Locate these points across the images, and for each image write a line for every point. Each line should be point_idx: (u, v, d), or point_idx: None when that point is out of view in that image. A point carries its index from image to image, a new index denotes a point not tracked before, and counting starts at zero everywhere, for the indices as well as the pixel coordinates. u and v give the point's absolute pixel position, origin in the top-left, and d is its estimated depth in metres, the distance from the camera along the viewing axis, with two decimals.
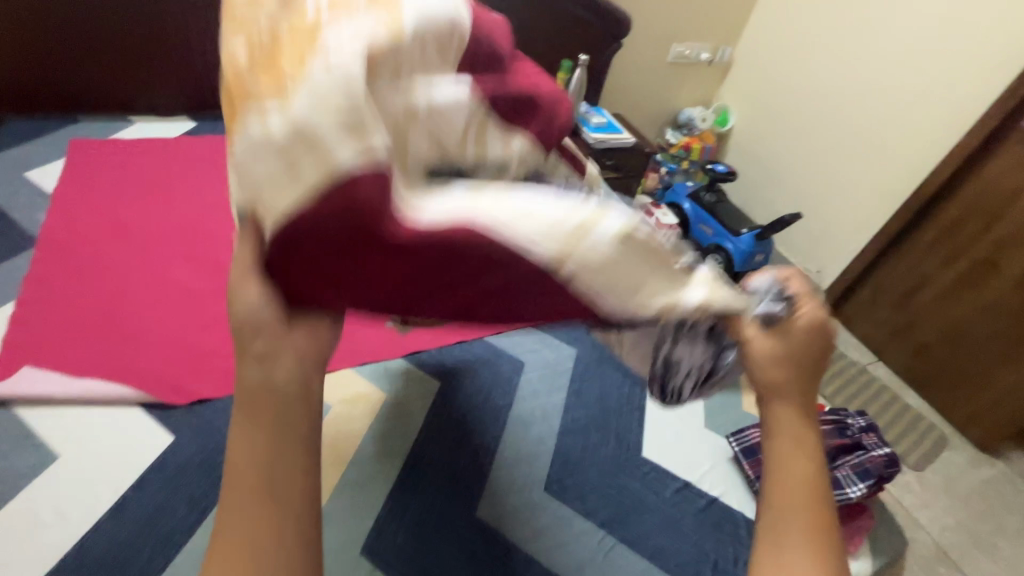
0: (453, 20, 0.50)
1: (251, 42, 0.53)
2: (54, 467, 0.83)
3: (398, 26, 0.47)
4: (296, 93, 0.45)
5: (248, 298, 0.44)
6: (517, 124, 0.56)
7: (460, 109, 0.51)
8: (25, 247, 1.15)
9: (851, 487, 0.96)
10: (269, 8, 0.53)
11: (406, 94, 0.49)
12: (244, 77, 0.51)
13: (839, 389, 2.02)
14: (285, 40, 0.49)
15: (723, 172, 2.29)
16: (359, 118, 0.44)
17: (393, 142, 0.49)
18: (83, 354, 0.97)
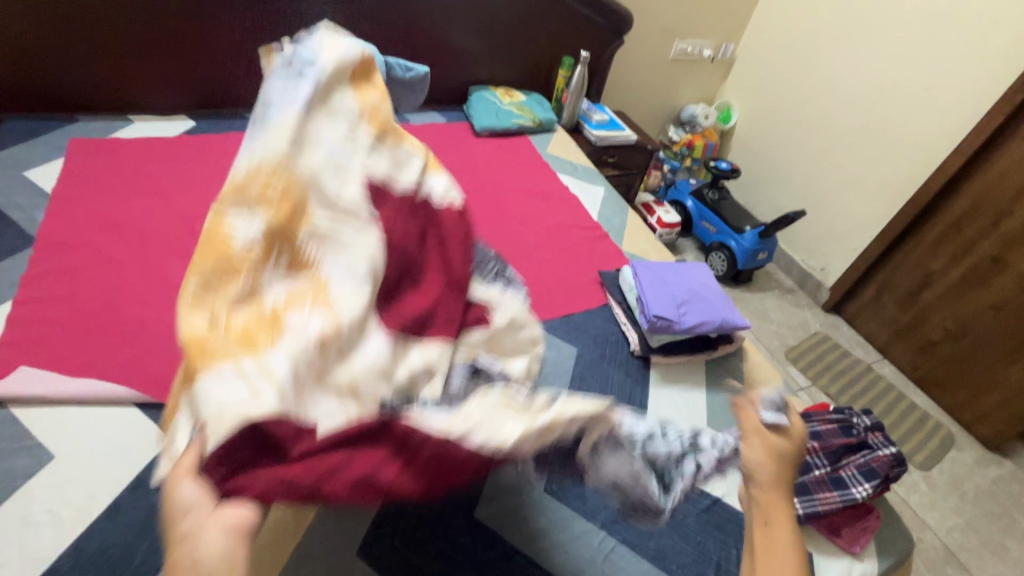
0: (367, 279, 0.76)
1: (207, 316, 0.67)
2: (51, 467, 0.83)
3: (335, 318, 0.69)
4: (264, 355, 0.62)
5: (184, 490, 0.53)
6: (413, 336, 0.78)
7: (379, 352, 0.71)
8: (23, 247, 1.15)
9: (857, 487, 0.94)
10: (228, 290, 0.68)
11: (342, 362, 0.67)
12: (205, 343, 0.63)
13: (843, 388, 2.01)
14: (248, 324, 0.66)
15: (727, 169, 2.26)
16: (303, 379, 0.62)
17: (325, 382, 0.65)
18: (79, 354, 0.97)
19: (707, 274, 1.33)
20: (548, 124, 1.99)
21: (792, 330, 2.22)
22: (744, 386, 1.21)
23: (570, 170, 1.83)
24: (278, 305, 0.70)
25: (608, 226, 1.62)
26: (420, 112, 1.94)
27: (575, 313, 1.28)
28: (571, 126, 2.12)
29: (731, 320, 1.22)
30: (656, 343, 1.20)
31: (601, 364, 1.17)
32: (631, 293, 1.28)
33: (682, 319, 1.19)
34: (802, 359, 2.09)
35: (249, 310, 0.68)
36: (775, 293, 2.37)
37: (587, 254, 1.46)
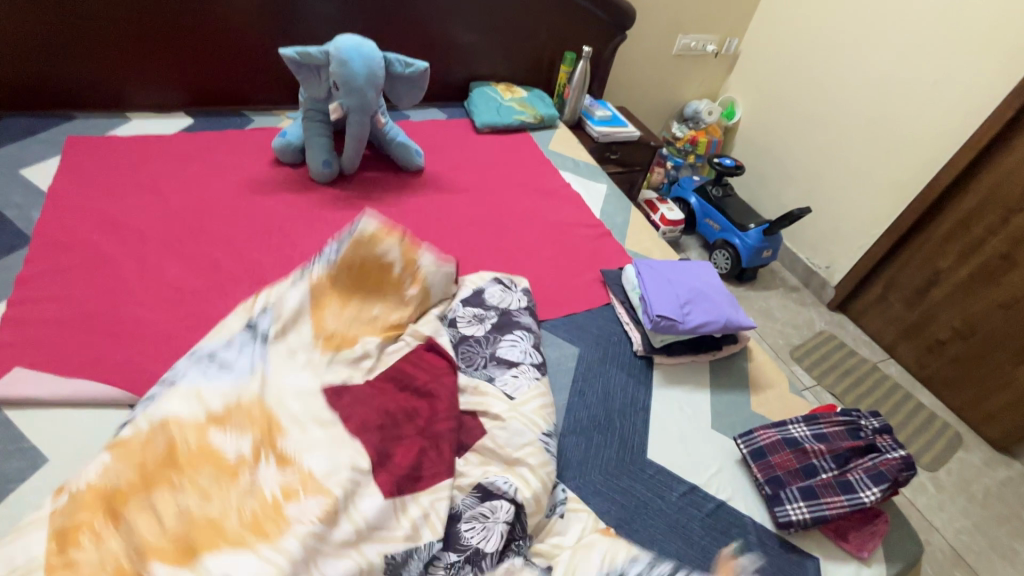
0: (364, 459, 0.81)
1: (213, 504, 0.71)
2: (44, 471, 0.81)
3: (335, 496, 0.74)
4: (282, 539, 0.68)
5: None
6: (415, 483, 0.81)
7: (380, 516, 0.76)
8: (18, 246, 1.13)
9: (865, 492, 0.92)
10: (235, 481, 0.74)
11: (349, 527, 0.73)
12: (214, 524, 0.69)
13: (849, 388, 1.98)
14: (257, 510, 0.72)
15: (731, 166, 2.23)
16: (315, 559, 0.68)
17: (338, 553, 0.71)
18: (73, 355, 0.95)
19: (712, 273, 1.31)
20: (549, 121, 1.96)
21: (797, 329, 2.20)
22: (749, 387, 1.19)
23: (571, 167, 1.80)
24: (266, 492, 0.74)
25: (611, 224, 1.60)
26: (420, 108, 1.92)
27: (577, 312, 1.26)
28: (573, 122, 2.10)
29: (736, 320, 1.20)
30: (659, 342, 1.18)
31: (603, 364, 1.15)
32: (634, 293, 1.26)
33: (686, 318, 1.17)
34: (807, 358, 2.07)
35: (253, 499, 0.73)
36: (780, 292, 2.35)
37: (589, 253, 1.44)
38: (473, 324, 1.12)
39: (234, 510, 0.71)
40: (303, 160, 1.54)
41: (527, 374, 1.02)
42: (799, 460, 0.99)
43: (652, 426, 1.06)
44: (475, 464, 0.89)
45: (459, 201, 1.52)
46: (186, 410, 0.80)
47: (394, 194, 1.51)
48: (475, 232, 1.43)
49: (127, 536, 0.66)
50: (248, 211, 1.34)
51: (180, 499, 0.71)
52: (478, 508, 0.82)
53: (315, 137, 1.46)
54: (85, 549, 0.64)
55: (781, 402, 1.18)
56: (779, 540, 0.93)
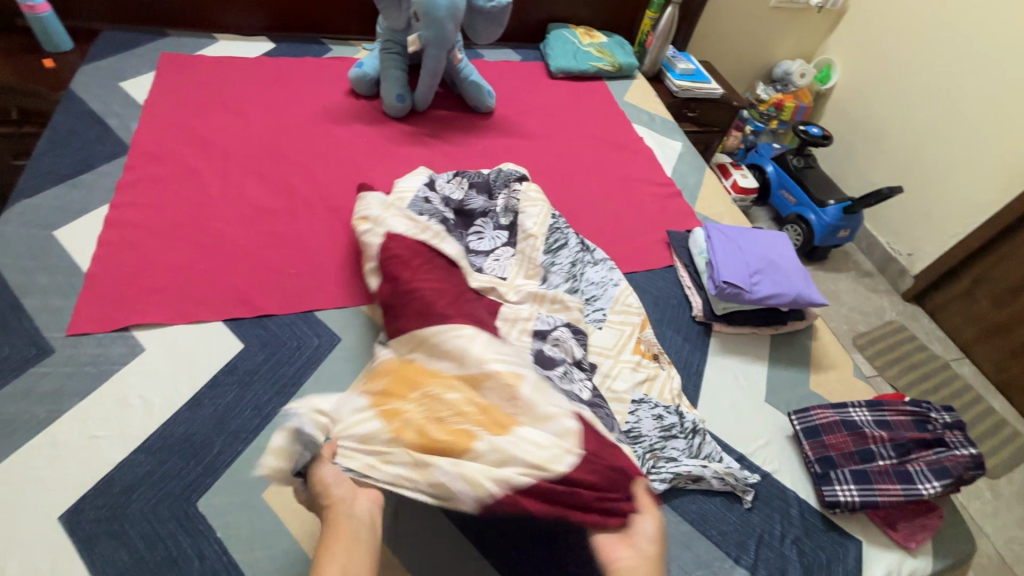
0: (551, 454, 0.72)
1: (477, 409, 0.76)
2: (143, 357, 0.90)
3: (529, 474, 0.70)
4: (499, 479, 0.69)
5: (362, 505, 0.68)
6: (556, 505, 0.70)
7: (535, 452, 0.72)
8: (118, 153, 1.21)
9: (924, 484, 0.90)
10: (530, 451, 0.72)
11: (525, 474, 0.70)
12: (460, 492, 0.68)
13: (914, 381, 1.88)
14: (515, 477, 0.69)
15: (817, 135, 2.06)
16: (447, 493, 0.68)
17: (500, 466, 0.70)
18: (167, 258, 1.03)
19: (787, 243, 1.25)
20: (627, 70, 1.87)
21: (864, 316, 2.08)
22: (810, 364, 1.16)
23: (646, 121, 1.72)
24: (516, 466, 0.70)
25: (682, 183, 1.54)
26: (495, 48, 1.86)
27: (639, 271, 1.24)
28: (652, 74, 1.98)
29: (808, 295, 1.15)
30: (721, 310, 1.15)
31: (660, 326, 1.15)
32: (701, 257, 1.23)
33: (754, 288, 1.13)
34: (871, 347, 1.97)
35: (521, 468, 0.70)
36: (851, 275, 2.21)
37: (656, 213, 1.40)
38: (469, 234, 1.15)
39: (506, 466, 0.70)
40: (377, 92, 1.54)
41: (606, 267, 1.19)
42: (856, 444, 0.96)
43: (704, 393, 1.05)
44: (665, 451, 0.93)
45: (528, 146, 1.50)
46: (492, 393, 0.78)
47: (464, 134, 1.50)
48: (541, 178, 1.41)
49: (441, 399, 0.76)
50: (324, 140, 1.37)
51: (521, 439, 0.72)
52: (673, 457, 0.92)
53: (391, 70, 1.45)
54: (436, 395, 0.77)
55: (842, 386, 1.13)
56: (823, 518, 0.92)
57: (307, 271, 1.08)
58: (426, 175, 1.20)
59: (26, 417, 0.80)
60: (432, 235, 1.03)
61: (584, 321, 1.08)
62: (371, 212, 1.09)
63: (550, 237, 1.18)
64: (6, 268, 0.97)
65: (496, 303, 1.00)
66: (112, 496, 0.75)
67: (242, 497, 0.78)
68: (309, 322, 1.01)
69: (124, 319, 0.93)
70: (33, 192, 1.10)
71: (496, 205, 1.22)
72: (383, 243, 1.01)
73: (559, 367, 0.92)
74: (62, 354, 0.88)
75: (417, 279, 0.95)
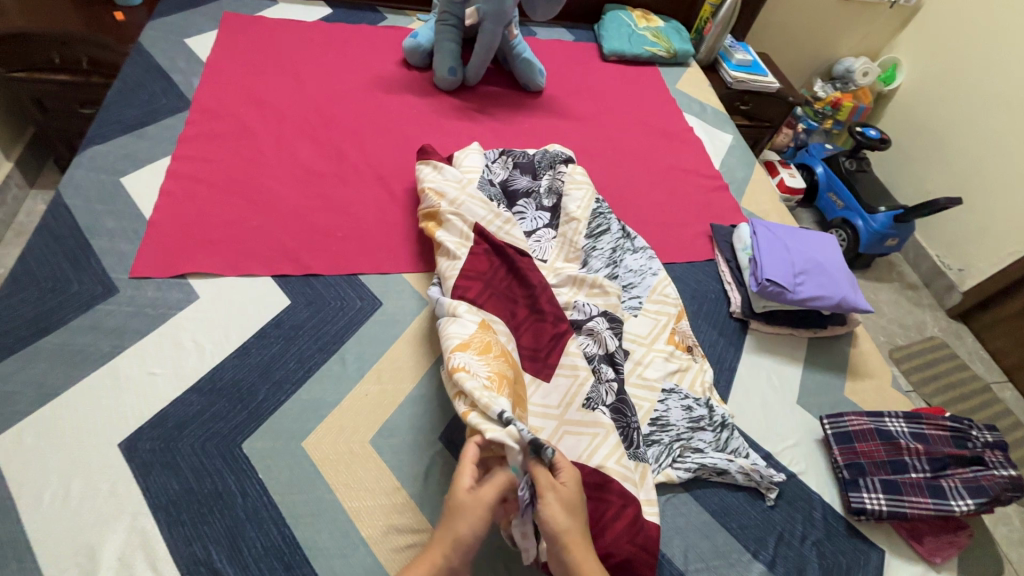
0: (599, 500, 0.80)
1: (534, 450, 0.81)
2: (197, 304, 0.95)
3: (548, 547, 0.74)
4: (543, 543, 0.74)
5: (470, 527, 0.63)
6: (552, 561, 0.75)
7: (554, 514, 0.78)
8: (181, 108, 1.25)
9: (957, 501, 0.89)
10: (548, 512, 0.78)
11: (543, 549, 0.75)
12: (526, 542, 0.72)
13: (952, 399, 1.81)
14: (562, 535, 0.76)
15: (875, 138, 1.97)
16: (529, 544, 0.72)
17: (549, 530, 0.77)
18: (223, 212, 1.07)
19: (835, 246, 1.22)
20: (682, 57, 1.82)
21: (904, 329, 2.01)
22: (846, 371, 1.14)
23: (697, 111, 1.68)
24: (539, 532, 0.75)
25: (730, 177, 1.50)
26: (549, 26, 1.84)
27: (678, 262, 1.23)
28: (707, 63, 1.93)
29: (852, 300, 1.13)
30: (760, 308, 1.14)
31: (696, 319, 1.14)
32: (745, 253, 1.21)
33: (796, 289, 1.11)
34: (908, 361, 1.90)
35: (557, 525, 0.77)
36: (894, 285, 2.14)
37: (701, 205, 1.37)
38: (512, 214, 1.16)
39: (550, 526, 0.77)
40: (429, 64, 1.55)
41: (645, 255, 1.18)
42: (889, 454, 0.96)
43: (736, 387, 1.05)
44: (691, 441, 0.94)
45: (576, 128, 1.49)
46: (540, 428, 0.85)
47: (512, 112, 1.49)
48: (587, 162, 1.40)
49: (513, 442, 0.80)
50: (376, 108, 1.39)
51: None
52: (698, 448, 0.93)
53: (445, 42, 1.45)
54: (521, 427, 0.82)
55: (878, 395, 1.11)
56: (846, 524, 0.91)
57: (353, 236, 1.11)
58: (484, 155, 1.23)
59: (93, 349, 0.86)
60: (504, 222, 1.10)
61: (621, 308, 1.08)
62: (448, 191, 1.09)
63: (593, 222, 1.18)
64: (77, 210, 1.02)
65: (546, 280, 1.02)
66: (166, 430, 0.80)
67: (283, 443, 0.82)
68: (353, 285, 1.04)
69: (183, 267, 0.98)
70: (103, 139, 1.15)
71: (540, 185, 1.23)
72: (474, 233, 1.04)
73: (591, 363, 0.96)
74: (125, 294, 0.93)
75: (528, 269, 1.02)
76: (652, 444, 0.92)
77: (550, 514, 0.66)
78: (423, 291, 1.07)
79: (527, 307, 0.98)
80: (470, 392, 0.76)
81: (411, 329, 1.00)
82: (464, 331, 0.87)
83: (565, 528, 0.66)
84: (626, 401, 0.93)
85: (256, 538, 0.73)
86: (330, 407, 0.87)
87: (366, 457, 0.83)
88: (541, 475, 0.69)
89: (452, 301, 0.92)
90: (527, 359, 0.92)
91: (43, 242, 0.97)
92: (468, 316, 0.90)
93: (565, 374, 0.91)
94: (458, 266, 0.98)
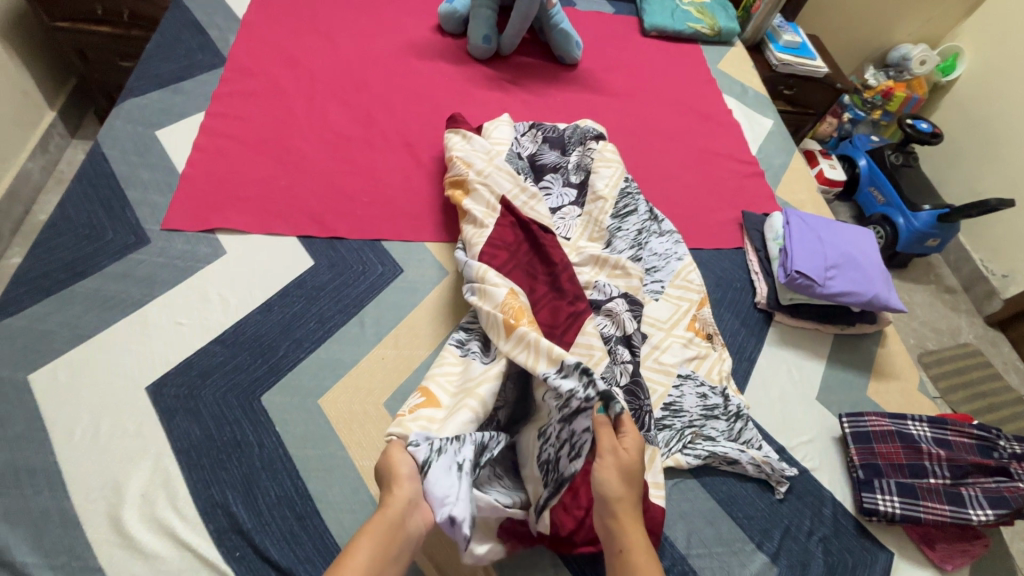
0: None
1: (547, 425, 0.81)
2: (222, 260, 0.97)
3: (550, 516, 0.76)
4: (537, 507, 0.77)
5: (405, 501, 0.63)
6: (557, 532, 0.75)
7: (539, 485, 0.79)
8: (216, 65, 1.26)
9: (976, 510, 0.87)
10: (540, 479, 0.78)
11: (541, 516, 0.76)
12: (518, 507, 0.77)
13: (981, 409, 1.75)
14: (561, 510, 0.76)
15: (926, 131, 1.87)
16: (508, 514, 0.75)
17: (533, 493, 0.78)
18: (254, 168, 1.09)
19: (873, 242, 1.17)
20: (727, 36, 1.74)
21: (937, 333, 1.94)
22: (871, 370, 1.11)
23: (738, 93, 1.62)
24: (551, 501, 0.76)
25: (767, 164, 1.45)
26: None
27: (705, 248, 1.20)
28: (752, 43, 1.85)
29: (885, 298, 1.09)
30: (787, 300, 1.11)
31: (718, 306, 1.12)
32: (775, 242, 1.18)
33: (827, 283, 1.08)
34: (938, 367, 1.83)
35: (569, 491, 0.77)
36: (930, 287, 2.06)
37: (733, 191, 1.33)
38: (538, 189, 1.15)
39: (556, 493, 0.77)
40: (464, 31, 1.52)
41: (672, 239, 1.15)
42: (908, 457, 0.94)
43: (754, 378, 1.03)
44: (702, 429, 0.93)
45: (609, 104, 1.45)
46: None
47: (546, 84, 1.46)
48: (618, 140, 1.36)
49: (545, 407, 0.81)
50: (408, 74, 1.37)
51: None
52: (706, 433, 0.93)
53: (481, 9, 1.41)
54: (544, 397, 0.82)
55: (902, 398, 1.08)
56: (856, 524, 0.90)
57: (379, 201, 1.11)
58: (514, 127, 1.21)
59: (126, 296, 0.89)
60: (529, 197, 1.08)
61: (642, 291, 1.06)
62: (475, 161, 1.08)
63: (620, 201, 1.16)
64: (114, 160, 1.05)
65: (566, 257, 1.01)
66: (190, 377, 0.83)
67: (300, 400, 0.84)
68: (376, 250, 1.05)
69: (211, 222, 1.00)
70: (140, 92, 1.17)
71: (568, 161, 1.21)
72: (499, 204, 1.03)
73: (607, 343, 0.95)
74: (157, 245, 0.96)
75: (552, 245, 1.01)
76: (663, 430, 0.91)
77: (606, 478, 0.68)
78: (444, 260, 1.07)
79: (547, 284, 0.97)
80: (535, 343, 0.81)
81: (430, 298, 1.01)
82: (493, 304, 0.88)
83: (618, 494, 0.67)
84: (640, 383, 0.91)
85: (270, 487, 0.76)
86: (347, 368, 0.89)
87: (379, 419, 0.85)
88: (606, 436, 0.71)
89: (480, 265, 0.93)
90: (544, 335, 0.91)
91: (81, 190, 0.99)
92: (496, 282, 0.90)
93: (581, 352, 0.90)
94: (484, 235, 0.98)
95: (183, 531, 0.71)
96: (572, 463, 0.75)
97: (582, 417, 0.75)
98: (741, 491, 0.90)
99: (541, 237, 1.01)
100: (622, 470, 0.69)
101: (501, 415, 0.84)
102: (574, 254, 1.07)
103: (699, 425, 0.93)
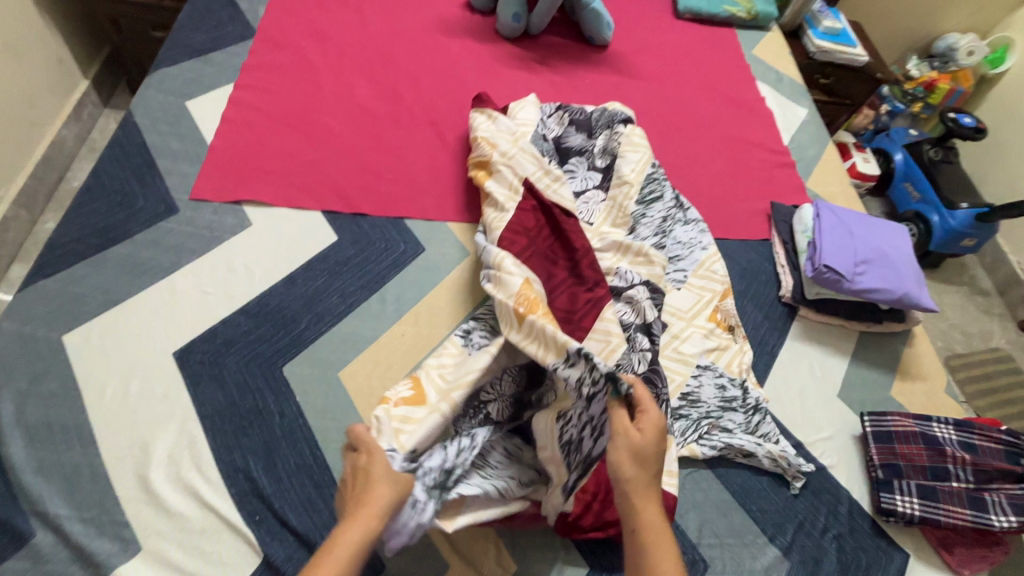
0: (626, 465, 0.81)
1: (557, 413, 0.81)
2: (247, 232, 0.98)
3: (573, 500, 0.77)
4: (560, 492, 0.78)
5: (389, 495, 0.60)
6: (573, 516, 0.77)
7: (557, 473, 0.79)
8: (246, 36, 1.26)
9: (999, 517, 0.86)
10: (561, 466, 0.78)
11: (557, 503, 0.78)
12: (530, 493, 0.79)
13: (1008, 415, 1.70)
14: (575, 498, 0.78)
15: (969, 126, 1.79)
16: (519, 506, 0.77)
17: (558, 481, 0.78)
18: (280, 142, 1.09)
19: (906, 239, 1.13)
20: (764, 20, 1.69)
21: (966, 336, 1.88)
22: (897, 370, 1.08)
23: (773, 80, 1.57)
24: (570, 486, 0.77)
25: (799, 154, 1.41)
26: None
27: (731, 238, 1.18)
28: (789, 29, 1.78)
29: (916, 297, 1.06)
30: (813, 294, 1.08)
31: (741, 298, 1.10)
32: (804, 236, 1.14)
33: (856, 279, 1.05)
34: (965, 370, 1.78)
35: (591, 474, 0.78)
36: (962, 289, 1.99)
37: (762, 181, 1.30)
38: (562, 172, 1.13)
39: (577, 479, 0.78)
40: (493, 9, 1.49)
41: (697, 228, 1.13)
42: (931, 459, 0.92)
43: (774, 373, 1.02)
44: (719, 420, 0.92)
45: (639, 87, 1.42)
46: None
47: (575, 65, 1.43)
48: (646, 125, 1.34)
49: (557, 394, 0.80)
50: (435, 51, 1.36)
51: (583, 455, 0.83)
52: (723, 425, 0.92)
53: None
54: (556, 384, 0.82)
55: (928, 399, 1.06)
56: (873, 523, 0.89)
57: (403, 179, 1.11)
58: (540, 108, 1.19)
59: (156, 263, 0.91)
60: (553, 180, 1.07)
61: (664, 280, 1.05)
62: (500, 143, 1.08)
63: (646, 187, 1.14)
64: (145, 129, 1.06)
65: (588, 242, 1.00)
66: (215, 345, 0.85)
67: (321, 372, 0.86)
68: (399, 228, 1.05)
69: (238, 194, 1.01)
70: (172, 62, 1.18)
71: (594, 145, 1.19)
72: (522, 187, 1.02)
73: (626, 331, 0.93)
74: (185, 215, 0.97)
75: (573, 231, 1.00)
76: (678, 420, 0.90)
77: (617, 459, 0.66)
78: (466, 241, 1.07)
79: (567, 269, 0.97)
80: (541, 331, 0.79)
81: (451, 278, 1.01)
82: (508, 291, 0.87)
83: (629, 476, 0.66)
84: (658, 371, 0.89)
85: (290, 455, 0.78)
86: (367, 343, 0.90)
87: None
88: (618, 418, 0.69)
89: (499, 252, 0.92)
90: (561, 319, 0.91)
91: (114, 157, 1.01)
92: (512, 270, 0.89)
93: (598, 338, 0.89)
94: (505, 219, 0.98)
95: (206, 493, 0.73)
96: (597, 443, 0.75)
97: (597, 402, 0.74)
98: (756, 485, 0.89)
99: (562, 222, 1.00)
100: (638, 451, 0.67)
101: (507, 402, 0.83)
102: (596, 239, 1.06)
103: (716, 417, 0.92)
